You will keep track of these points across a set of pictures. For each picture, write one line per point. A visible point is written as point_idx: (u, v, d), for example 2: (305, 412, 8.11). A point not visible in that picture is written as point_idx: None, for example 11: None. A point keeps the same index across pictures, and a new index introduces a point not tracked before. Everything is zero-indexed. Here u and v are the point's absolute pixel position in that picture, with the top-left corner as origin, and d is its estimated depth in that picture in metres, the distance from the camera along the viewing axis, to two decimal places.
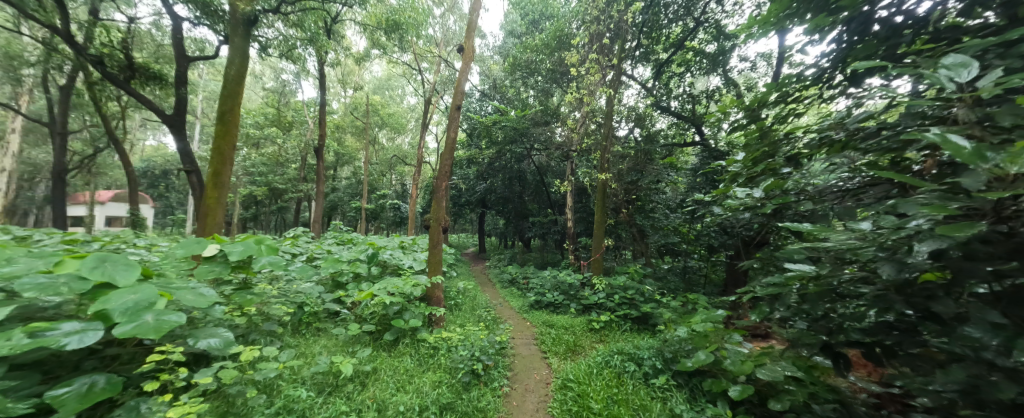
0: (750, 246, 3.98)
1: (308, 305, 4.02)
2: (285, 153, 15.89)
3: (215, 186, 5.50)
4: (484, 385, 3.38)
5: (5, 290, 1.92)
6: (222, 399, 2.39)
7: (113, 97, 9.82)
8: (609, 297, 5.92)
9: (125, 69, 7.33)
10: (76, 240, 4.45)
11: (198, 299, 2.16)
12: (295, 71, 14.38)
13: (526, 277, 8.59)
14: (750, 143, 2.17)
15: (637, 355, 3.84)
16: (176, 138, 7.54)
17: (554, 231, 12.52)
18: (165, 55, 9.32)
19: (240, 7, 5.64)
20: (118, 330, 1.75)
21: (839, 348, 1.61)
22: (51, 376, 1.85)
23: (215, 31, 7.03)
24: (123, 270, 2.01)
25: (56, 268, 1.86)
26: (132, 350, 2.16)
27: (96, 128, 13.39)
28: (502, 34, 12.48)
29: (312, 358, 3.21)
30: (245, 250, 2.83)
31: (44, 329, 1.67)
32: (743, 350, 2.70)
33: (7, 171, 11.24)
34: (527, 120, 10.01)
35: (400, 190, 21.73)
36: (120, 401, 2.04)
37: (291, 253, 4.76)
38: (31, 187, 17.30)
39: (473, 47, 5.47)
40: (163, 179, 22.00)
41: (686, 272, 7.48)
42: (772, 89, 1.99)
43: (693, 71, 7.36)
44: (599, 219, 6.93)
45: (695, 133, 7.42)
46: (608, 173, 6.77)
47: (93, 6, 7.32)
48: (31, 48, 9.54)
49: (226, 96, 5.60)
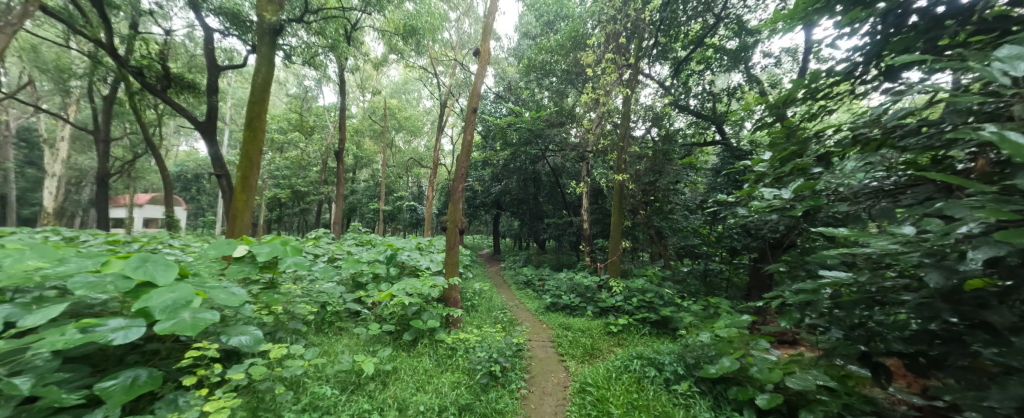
0: (776, 249, 3.85)
1: (330, 305, 4.13)
2: (307, 157, 16.49)
3: (243, 189, 5.74)
4: (501, 387, 3.39)
5: (58, 288, 2.06)
6: (252, 394, 2.48)
7: (150, 106, 10.38)
8: (627, 300, 5.83)
9: (162, 79, 7.75)
10: (118, 241, 4.74)
11: (230, 298, 2.26)
12: (316, 78, 14.89)
13: (542, 279, 8.56)
14: (777, 142, 2.11)
15: (658, 360, 3.76)
16: (207, 144, 7.89)
17: (569, 232, 12.43)
18: (198, 65, 9.80)
19: (267, 17, 5.84)
20: (158, 327, 1.85)
21: (879, 357, 1.54)
22: (99, 369, 1.98)
23: (243, 41, 7.35)
24: (162, 269, 2.13)
25: (104, 267, 1.99)
26: (170, 346, 2.28)
27: (135, 136, 14.22)
28: (517, 36, 12.52)
29: (335, 357, 3.29)
30: (272, 251, 2.95)
31: (93, 325, 1.77)
32: (771, 358, 2.61)
33: (57, 175, 12.08)
34: (542, 121, 9.87)
35: (417, 192, 22.10)
36: (160, 394, 2.16)
37: (314, 253, 4.91)
38: (78, 191, 18.54)
39: (489, 49, 5.47)
40: (195, 182, 23.11)
41: (708, 275, 7.25)
42: (799, 86, 1.93)
43: (714, 68, 7.21)
44: (616, 220, 6.83)
45: (715, 133, 7.29)
46: (625, 174, 6.71)
47: (134, 21, 7.79)
48: (78, 61, 10.22)
49: (254, 103, 5.84)
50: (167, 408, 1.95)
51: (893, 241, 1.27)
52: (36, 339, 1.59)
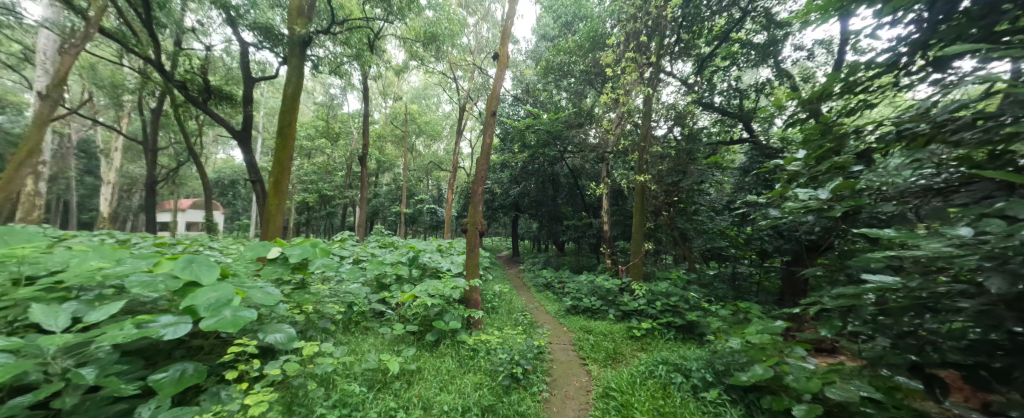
0: (812, 252, 3.65)
1: (356, 305, 4.26)
2: (333, 163, 17.16)
3: (276, 193, 6.02)
4: (523, 390, 3.38)
5: (115, 286, 2.23)
6: (286, 390, 2.59)
7: (192, 117, 11.10)
8: (650, 303, 5.68)
9: (204, 91, 8.30)
10: (165, 243, 5.09)
11: (267, 297, 2.38)
12: (342, 86, 15.49)
13: (562, 282, 8.50)
14: (811, 139, 2.02)
15: (685, 366, 3.65)
16: (243, 151, 8.34)
17: (589, 234, 12.28)
18: (234, 77, 10.39)
19: (297, 29, 6.13)
20: (203, 323, 1.96)
21: (932, 369, 1.43)
22: (151, 363, 2.14)
23: (275, 53, 7.74)
24: (206, 270, 2.26)
25: (156, 268, 2.14)
26: (213, 342, 2.43)
27: (179, 145, 15.23)
28: (535, 38, 12.54)
29: (362, 355, 3.39)
30: (303, 253, 3.09)
31: (147, 321, 1.90)
32: (809, 366, 2.46)
33: (112, 183, 13.11)
34: (561, 123, 9.67)
35: (437, 195, 22.52)
36: (204, 387, 2.30)
37: (340, 255, 5.09)
38: (129, 197, 20.06)
39: (508, 53, 5.50)
40: (231, 188, 24.45)
41: (736, 279, 6.95)
42: (835, 79, 1.85)
43: (740, 64, 6.99)
44: (638, 222, 6.68)
45: (742, 130, 7.08)
46: (648, 175, 6.56)
47: (178, 39, 8.38)
48: (130, 77, 11.07)
49: (285, 111, 6.12)
50: (212, 400, 2.07)
51: (945, 244, 1.20)
52: (98, 333, 1.72)
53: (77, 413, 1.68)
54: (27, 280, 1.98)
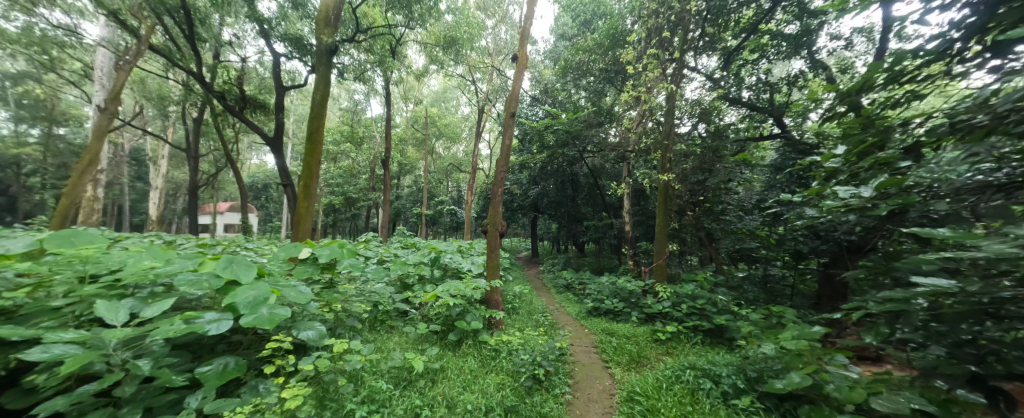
0: (853, 254, 3.44)
1: (381, 304, 4.37)
2: (357, 166, 17.73)
3: (305, 196, 6.28)
4: (546, 391, 3.38)
5: (165, 284, 2.40)
6: (318, 385, 2.69)
7: (229, 125, 11.77)
8: (676, 306, 5.52)
9: (239, 100, 8.80)
10: (206, 244, 5.42)
11: (299, 296, 2.48)
12: (365, 92, 16.00)
13: (583, 283, 8.40)
14: (851, 133, 1.92)
15: (714, 372, 3.53)
16: (275, 157, 8.75)
17: (610, 235, 12.08)
18: (267, 86, 10.93)
19: (324, 38, 6.37)
20: (243, 320, 2.08)
21: (997, 382, 1.33)
22: (197, 356, 2.29)
23: (304, 62, 8.09)
24: (245, 269, 2.39)
25: (201, 267, 2.29)
26: (251, 338, 2.57)
27: (217, 152, 16.17)
28: (553, 38, 12.49)
29: (389, 353, 3.48)
30: (332, 253, 3.21)
31: (194, 317, 2.03)
32: (852, 375, 2.31)
33: (160, 188, 14.09)
34: (580, 123, 9.54)
35: (456, 197, 22.81)
36: (244, 380, 2.44)
37: (366, 256, 5.24)
38: (174, 201, 21.49)
39: (527, 54, 5.50)
40: (264, 191, 25.72)
41: (768, 282, 6.30)
42: (877, 70, 1.76)
43: (770, 56, 6.70)
44: (661, 222, 6.50)
45: (773, 125, 6.77)
46: (672, 174, 6.38)
47: (217, 52, 8.92)
48: (174, 89, 11.87)
49: (313, 117, 6.36)
50: (251, 392, 2.20)
51: (1009, 245, 1.12)
52: (152, 328, 1.85)
53: (134, 401, 1.82)
54: (91, 278, 2.16)
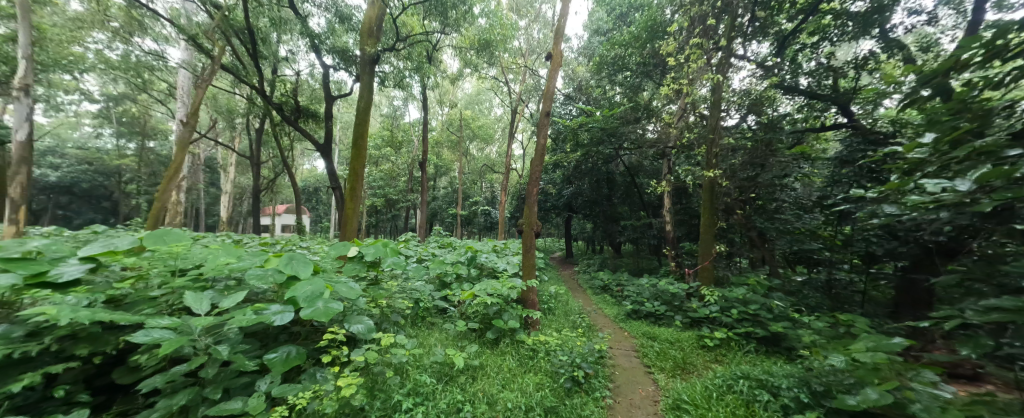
0: (942, 256, 3.00)
1: (422, 301, 4.53)
2: (397, 169, 18.60)
3: (351, 198, 6.66)
4: (586, 394, 3.31)
5: (237, 278, 2.65)
6: (368, 376, 2.84)
7: (284, 133, 12.84)
8: (725, 311, 5.16)
9: (294, 111, 9.57)
10: (266, 243, 5.93)
11: (350, 291, 2.64)
12: (403, 98, 16.73)
13: (621, 285, 8.15)
14: (939, 119, 1.72)
15: (772, 384, 3.27)
16: (324, 161, 9.37)
17: (649, 234, 11.63)
18: (316, 96, 11.76)
19: (368, 49, 6.74)
20: (303, 312, 2.25)
21: None
22: (264, 345, 2.52)
23: (349, 72, 8.61)
24: (303, 265, 2.58)
25: (267, 263, 2.52)
26: (309, 330, 2.78)
27: (275, 159, 17.70)
28: (588, 34, 12.26)
29: (430, 349, 3.60)
30: (377, 252, 3.38)
31: (263, 308, 2.23)
32: (943, 395, 2.02)
33: (229, 193, 15.65)
34: (616, 119, 9.22)
35: (490, 197, 23.14)
36: (304, 368, 2.65)
37: (406, 254, 5.47)
38: (239, 204, 23.79)
39: (561, 51, 5.43)
40: (314, 194, 27.71)
41: (832, 288, 5.42)
42: (973, 46, 1.56)
43: (833, 38, 6.09)
44: (708, 221, 6.14)
45: (837, 114, 6.20)
46: (718, 170, 6.01)
47: (275, 67, 9.77)
48: (239, 103, 13.14)
49: (358, 124, 6.72)
50: (310, 380, 2.37)
51: None
52: (228, 317, 2.06)
53: (216, 382, 2.04)
54: (179, 272, 2.44)
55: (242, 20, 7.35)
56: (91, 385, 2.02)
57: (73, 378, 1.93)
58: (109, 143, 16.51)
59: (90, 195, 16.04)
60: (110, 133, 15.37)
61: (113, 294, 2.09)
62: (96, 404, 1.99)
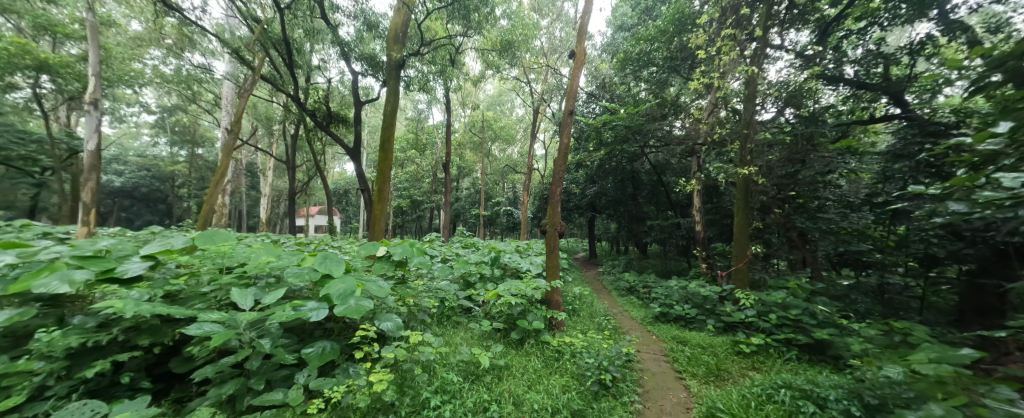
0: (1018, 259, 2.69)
1: (447, 301, 4.60)
2: (423, 171, 19.05)
3: (379, 200, 6.87)
4: (613, 398, 3.24)
5: (276, 276, 2.80)
6: (398, 372, 2.91)
7: (317, 138, 13.47)
8: (762, 316, 4.88)
9: (326, 116, 10.02)
10: (301, 243, 6.23)
11: (380, 289, 2.72)
12: (428, 101, 17.10)
13: (648, 286, 7.93)
14: (1018, 107, 1.57)
15: (818, 395, 3.07)
16: (354, 164, 9.72)
17: (677, 235, 11.25)
18: (346, 102, 12.26)
19: (394, 55, 6.95)
20: (336, 309, 2.33)
21: None
22: (301, 339, 2.64)
23: (377, 78, 8.92)
24: (336, 264, 2.69)
25: (303, 261, 2.64)
26: (342, 326, 2.88)
27: (309, 163, 18.59)
28: (611, 30, 12.02)
29: (457, 347, 3.64)
30: (404, 252, 3.47)
31: (300, 305, 2.34)
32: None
33: (267, 195, 16.59)
34: (641, 117, 8.94)
35: (513, 197, 23.21)
36: (338, 363, 2.76)
37: (432, 254, 5.58)
38: (276, 206, 25.18)
39: (585, 48, 5.35)
40: (344, 197, 28.89)
41: (885, 292, 4.94)
42: None
43: (883, 23, 5.62)
44: (742, 221, 5.85)
45: (889, 105, 5.70)
46: (755, 166, 5.71)
47: (308, 76, 10.28)
48: (276, 110, 13.91)
49: (385, 127, 6.93)
50: (343, 374, 2.46)
51: None
52: (269, 313, 2.17)
53: (259, 374, 2.16)
54: (226, 269, 2.61)
55: (280, 32, 7.77)
56: (151, 373, 2.20)
57: (137, 367, 2.11)
58: (164, 151, 17.97)
59: (148, 198, 17.51)
60: (165, 141, 16.70)
61: (170, 289, 2.26)
62: (156, 390, 2.16)
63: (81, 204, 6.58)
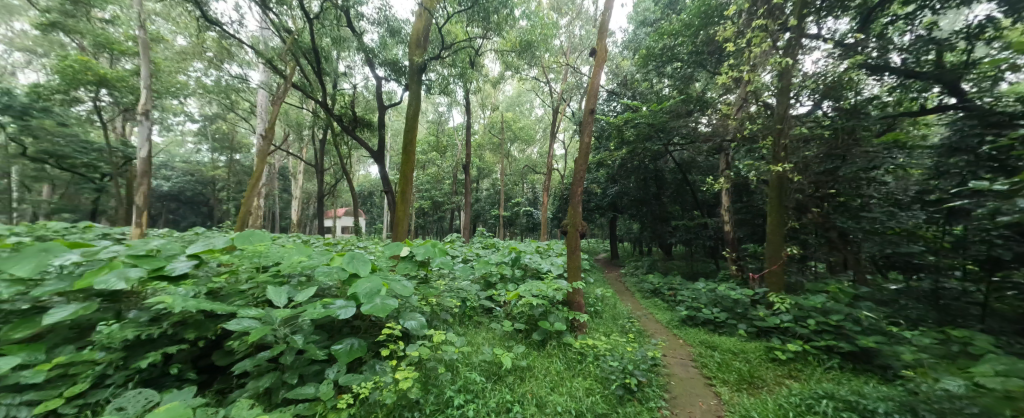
0: None
1: (469, 301, 4.63)
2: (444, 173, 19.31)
3: (402, 201, 7.02)
4: (639, 403, 3.16)
5: (307, 275, 2.91)
6: (422, 370, 2.96)
7: (343, 142, 13.97)
8: (799, 321, 4.62)
9: (352, 121, 10.38)
10: (329, 243, 6.46)
11: (404, 289, 2.77)
12: (448, 104, 17.34)
13: (673, 288, 7.69)
14: None
15: (864, 407, 2.86)
16: (378, 167, 10.00)
17: (704, 235, 10.87)
18: (370, 106, 12.64)
19: (415, 59, 7.11)
20: (363, 307, 2.40)
21: None
22: (330, 335, 2.73)
23: (400, 83, 9.15)
24: (362, 264, 2.76)
25: (332, 261, 2.73)
26: (368, 324, 2.96)
27: (336, 166, 19.29)
28: (633, 27, 11.78)
29: (479, 347, 3.67)
30: (427, 252, 3.53)
31: (329, 303, 2.42)
32: None
33: (298, 197, 17.36)
34: (665, 114, 8.68)
35: (532, 198, 23.16)
36: (365, 360, 2.83)
37: (453, 255, 5.65)
38: (306, 208, 26.28)
39: (606, 45, 5.26)
40: (369, 198, 29.76)
41: (940, 298, 4.36)
42: None
43: (934, 6, 5.21)
44: (776, 220, 5.57)
45: (942, 94, 5.26)
46: (789, 163, 5.43)
47: (335, 83, 10.68)
48: (305, 117, 14.52)
49: (408, 130, 7.09)
50: (370, 371, 2.53)
51: None
52: (302, 310, 2.26)
53: (292, 368, 2.25)
54: (262, 268, 2.75)
55: (309, 41, 8.11)
56: (196, 364, 2.33)
57: (183, 358, 2.25)
58: (206, 157, 19.12)
59: (192, 201, 18.70)
60: (207, 148, 17.79)
61: (213, 287, 2.40)
62: (201, 381, 2.30)
63: (134, 208, 7.10)
